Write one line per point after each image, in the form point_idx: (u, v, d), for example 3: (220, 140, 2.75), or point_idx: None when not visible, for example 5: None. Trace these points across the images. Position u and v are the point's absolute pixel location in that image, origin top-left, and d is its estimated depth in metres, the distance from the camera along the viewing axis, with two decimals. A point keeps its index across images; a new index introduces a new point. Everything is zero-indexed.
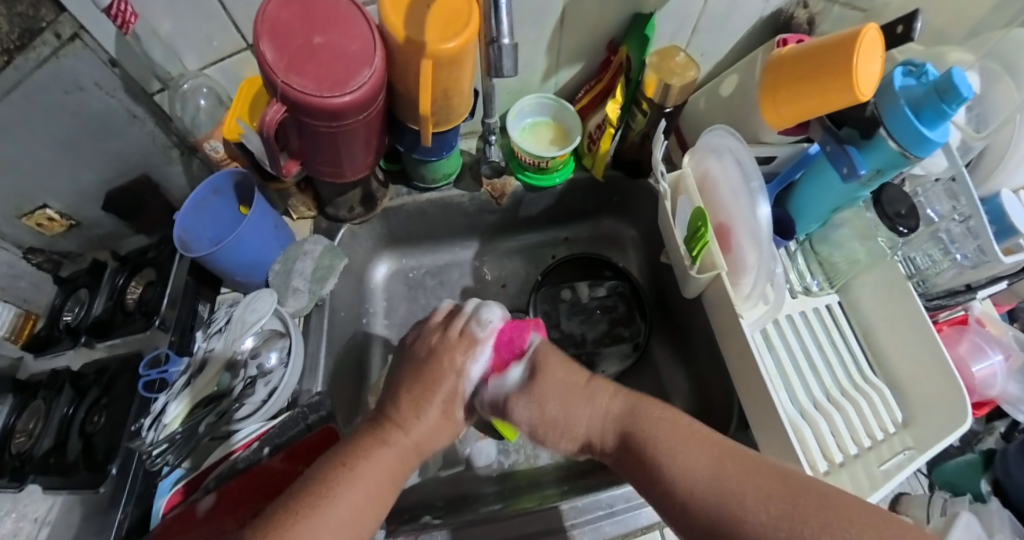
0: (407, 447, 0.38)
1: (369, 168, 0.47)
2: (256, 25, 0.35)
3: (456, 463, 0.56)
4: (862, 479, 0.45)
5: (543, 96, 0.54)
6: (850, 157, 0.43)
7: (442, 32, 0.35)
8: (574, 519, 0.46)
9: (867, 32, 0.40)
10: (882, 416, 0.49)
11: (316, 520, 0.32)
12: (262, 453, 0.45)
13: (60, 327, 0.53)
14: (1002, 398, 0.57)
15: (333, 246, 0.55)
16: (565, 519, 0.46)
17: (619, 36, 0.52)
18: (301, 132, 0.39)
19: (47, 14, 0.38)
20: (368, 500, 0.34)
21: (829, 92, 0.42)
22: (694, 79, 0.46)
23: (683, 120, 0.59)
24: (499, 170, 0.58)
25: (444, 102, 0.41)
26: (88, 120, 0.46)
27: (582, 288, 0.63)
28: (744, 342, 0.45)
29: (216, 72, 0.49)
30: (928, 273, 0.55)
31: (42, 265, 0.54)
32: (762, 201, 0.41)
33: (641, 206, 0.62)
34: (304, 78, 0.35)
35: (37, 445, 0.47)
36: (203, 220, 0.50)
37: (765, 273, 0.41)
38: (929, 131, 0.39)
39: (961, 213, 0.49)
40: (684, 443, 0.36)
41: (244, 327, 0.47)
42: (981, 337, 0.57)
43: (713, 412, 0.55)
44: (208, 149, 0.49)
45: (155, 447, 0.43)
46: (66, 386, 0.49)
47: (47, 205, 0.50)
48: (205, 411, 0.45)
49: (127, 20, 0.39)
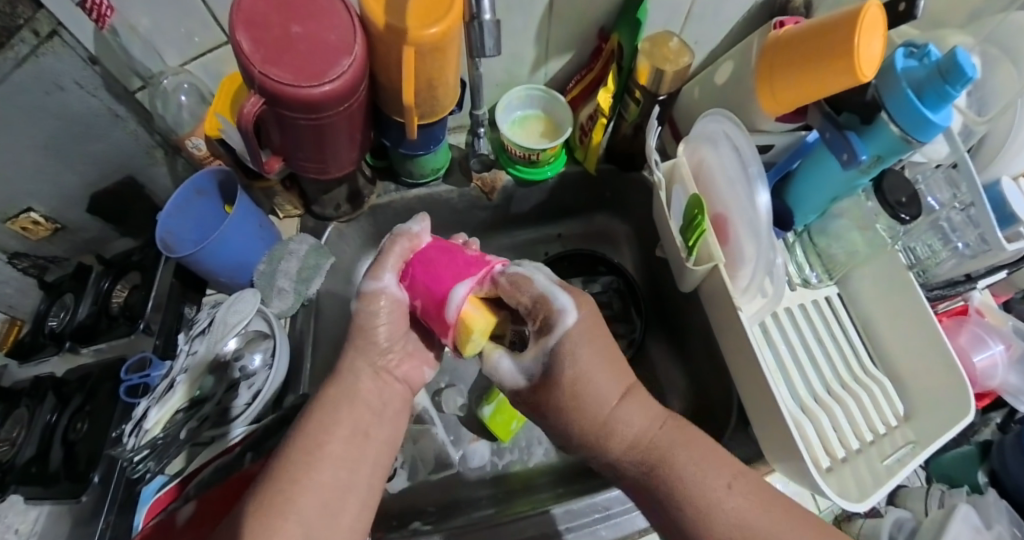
0: (362, 412, 0.35)
1: (354, 163, 0.46)
2: (230, 15, 0.33)
3: (449, 465, 0.54)
4: (866, 475, 0.44)
5: (533, 87, 0.53)
6: (850, 144, 0.42)
7: (422, 17, 0.34)
8: (570, 522, 0.45)
9: (869, 9, 0.38)
10: (884, 410, 0.48)
11: (290, 486, 0.31)
12: (244, 458, 0.44)
13: (45, 333, 0.51)
14: (1003, 389, 0.56)
15: (319, 245, 0.54)
16: (558, 523, 0.44)
17: (609, 24, 0.50)
18: (282, 125, 0.37)
19: (24, 11, 0.36)
20: (345, 456, 0.33)
21: (829, 75, 0.40)
22: (687, 66, 0.45)
23: (677, 110, 0.57)
24: (487, 164, 0.56)
25: (428, 94, 0.40)
26: (68, 121, 0.44)
27: (576, 284, 0.62)
28: (743, 336, 0.43)
29: (197, 68, 0.47)
30: (928, 263, 0.53)
31: (29, 269, 0.52)
32: (760, 187, 0.39)
33: (634, 200, 0.61)
34: (281, 69, 0.33)
35: (18, 454, 0.45)
36: (187, 219, 0.48)
37: (764, 264, 0.40)
38: (932, 114, 0.38)
39: (962, 201, 0.48)
40: (711, 464, 0.34)
41: (226, 329, 0.45)
42: (981, 327, 0.56)
43: (712, 410, 0.54)
44: (191, 146, 0.49)
45: (136, 453, 0.40)
46: (48, 394, 0.47)
47: (32, 208, 0.48)
48: (187, 416, 0.43)
49: (102, 14, 0.37)
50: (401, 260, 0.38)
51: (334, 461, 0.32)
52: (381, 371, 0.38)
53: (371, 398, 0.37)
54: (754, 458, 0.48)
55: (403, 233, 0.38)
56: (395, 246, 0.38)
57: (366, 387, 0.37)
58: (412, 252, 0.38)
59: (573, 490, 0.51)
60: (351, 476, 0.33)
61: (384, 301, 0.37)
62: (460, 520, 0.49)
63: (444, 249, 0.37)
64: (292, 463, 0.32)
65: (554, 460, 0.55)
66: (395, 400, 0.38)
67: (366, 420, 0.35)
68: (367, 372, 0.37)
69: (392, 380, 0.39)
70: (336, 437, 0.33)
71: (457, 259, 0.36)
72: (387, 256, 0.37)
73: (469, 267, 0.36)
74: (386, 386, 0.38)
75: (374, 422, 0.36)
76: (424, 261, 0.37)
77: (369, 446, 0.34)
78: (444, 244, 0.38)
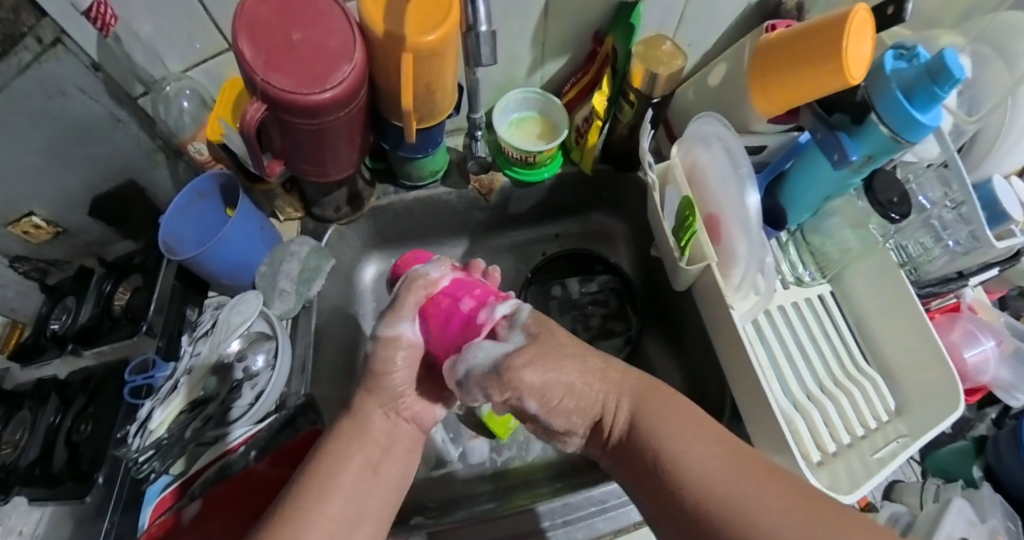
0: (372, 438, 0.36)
1: (353, 166, 0.47)
2: (233, 23, 0.34)
3: (449, 462, 0.55)
4: (857, 468, 0.45)
5: (529, 90, 0.54)
6: (842, 143, 0.43)
7: (421, 24, 0.34)
8: (548, 521, 0.45)
9: (857, 12, 0.39)
10: (876, 405, 0.49)
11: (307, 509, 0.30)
12: (248, 457, 0.45)
13: (47, 335, 0.51)
14: (995, 384, 0.57)
15: (320, 246, 0.55)
16: (542, 520, 0.45)
17: (604, 27, 0.51)
18: (283, 130, 0.38)
19: (28, 18, 0.37)
20: (356, 483, 0.33)
21: (820, 77, 0.41)
22: (681, 68, 0.46)
23: (672, 111, 0.58)
24: (485, 166, 0.57)
25: (427, 98, 0.41)
26: (70, 125, 0.45)
27: (573, 284, 0.63)
28: (737, 334, 0.44)
29: (199, 74, 0.48)
30: (920, 261, 0.54)
31: (29, 273, 0.52)
32: (750, 188, 0.40)
33: (631, 200, 0.61)
34: (284, 75, 0.34)
35: (21, 457, 0.45)
36: (190, 222, 0.49)
37: (756, 263, 0.41)
38: (921, 114, 0.39)
39: (953, 200, 0.48)
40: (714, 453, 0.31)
41: (229, 330, 0.46)
42: (974, 323, 0.57)
43: (707, 406, 0.54)
44: (192, 150, 0.50)
45: (142, 453, 0.41)
46: (51, 395, 0.47)
47: (33, 212, 0.48)
48: (191, 416, 0.44)
49: (108, 22, 0.37)
50: (417, 303, 0.39)
51: (345, 493, 0.32)
52: (390, 411, 0.38)
53: (382, 437, 0.36)
54: None
55: (419, 277, 0.40)
56: (410, 290, 0.39)
57: (377, 427, 0.36)
58: (429, 293, 0.39)
59: (571, 485, 0.52)
60: (362, 505, 0.32)
61: (403, 348, 0.38)
62: (461, 514, 0.49)
63: (454, 294, 0.39)
64: (305, 493, 0.31)
65: (551, 457, 0.56)
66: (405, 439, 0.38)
67: (373, 440, 0.36)
68: (378, 413, 0.37)
69: (400, 419, 0.38)
70: (348, 470, 0.33)
71: (460, 318, 0.37)
72: (402, 305, 0.39)
73: (470, 330, 0.36)
74: (394, 425, 0.38)
75: (384, 458, 0.36)
76: (437, 311, 0.38)
77: (380, 480, 0.34)
78: (457, 287, 0.39)
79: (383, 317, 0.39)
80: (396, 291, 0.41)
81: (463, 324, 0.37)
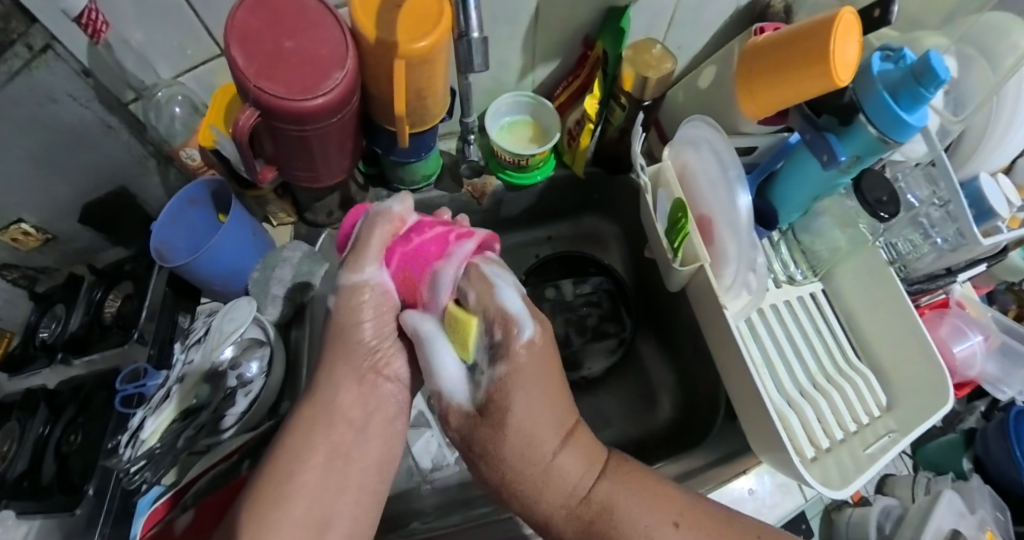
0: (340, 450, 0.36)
1: (346, 172, 0.47)
2: (224, 33, 0.34)
3: (447, 466, 0.55)
4: (848, 465, 0.45)
5: (520, 94, 0.54)
6: (828, 144, 0.44)
7: (412, 31, 0.34)
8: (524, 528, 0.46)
9: (844, 14, 0.40)
10: (868, 401, 0.50)
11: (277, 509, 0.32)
12: (241, 465, 0.45)
13: (36, 344, 0.51)
14: (982, 378, 0.58)
15: (312, 251, 0.54)
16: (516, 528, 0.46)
17: (593, 32, 0.51)
18: (275, 137, 0.38)
19: (18, 26, 0.35)
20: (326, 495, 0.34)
21: (809, 77, 0.42)
22: (670, 71, 0.46)
23: (661, 113, 0.58)
24: (477, 170, 0.57)
25: (419, 103, 0.41)
26: (61, 131, 0.44)
27: (566, 285, 0.63)
28: (728, 332, 0.45)
29: (190, 80, 0.48)
30: (908, 258, 0.55)
31: (18, 280, 0.51)
32: (740, 190, 0.41)
33: (621, 202, 0.62)
34: (276, 83, 0.34)
35: (8, 469, 0.44)
36: (182, 229, 0.48)
37: (746, 263, 0.41)
38: (907, 115, 0.40)
39: (942, 197, 0.49)
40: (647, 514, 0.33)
41: (222, 337, 0.45)
42: (961, 319, 0.58)
43: (699, 405, 0.56)
44: (185, 156, 0.49)
45: (133, 463, 0.41)
46: (40, 405, 0.47)
47: (21, 219, 0.47)
48: (183, 425, 0.43)
49: (98, 29, 0.36)
50: (381, 244, 0.37)
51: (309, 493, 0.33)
52: (366, 376, 0.39)
53: (352, 412, 0.37)
54: (739, 452, 0.50)
55: (383, 214, 0.38)
56: (373, 230, 0.37)
57: (346, 400, 0.37)
58: (395, 234, 0.37)
59: None
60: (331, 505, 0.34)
61: (368, 294, 0.37)
62: (457, 518, 0.50)
63: (436, 238, 0.37)
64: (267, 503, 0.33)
65: None
66: (380, 413, 0.39)
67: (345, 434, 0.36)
68: (351, 386, 0.38)
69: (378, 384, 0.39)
70: (312, 467, 0.35)
71: (431, 245, 0.36)
72: (365, 246, 0.37)
73: (442, 248, 0.36)
74: (372, 392, 0.39)
75: (358, 444, 0.37)
76: (412, 254, 0.36)
77: (351, 471, 0.36)
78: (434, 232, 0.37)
79: (346, 263, 0.38)
80: (357, 232, 0.39)
81: (434, 244, 0.36)
